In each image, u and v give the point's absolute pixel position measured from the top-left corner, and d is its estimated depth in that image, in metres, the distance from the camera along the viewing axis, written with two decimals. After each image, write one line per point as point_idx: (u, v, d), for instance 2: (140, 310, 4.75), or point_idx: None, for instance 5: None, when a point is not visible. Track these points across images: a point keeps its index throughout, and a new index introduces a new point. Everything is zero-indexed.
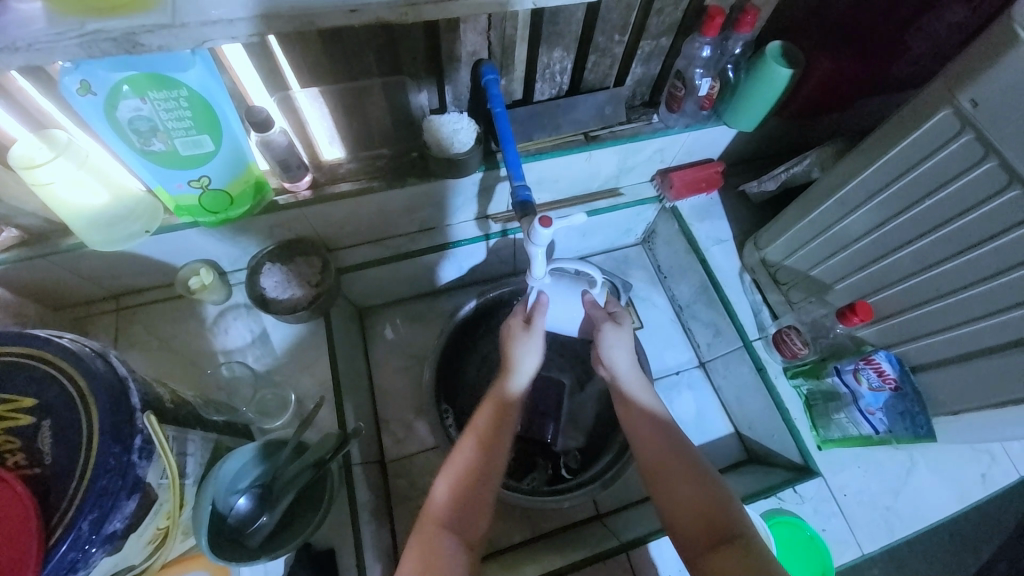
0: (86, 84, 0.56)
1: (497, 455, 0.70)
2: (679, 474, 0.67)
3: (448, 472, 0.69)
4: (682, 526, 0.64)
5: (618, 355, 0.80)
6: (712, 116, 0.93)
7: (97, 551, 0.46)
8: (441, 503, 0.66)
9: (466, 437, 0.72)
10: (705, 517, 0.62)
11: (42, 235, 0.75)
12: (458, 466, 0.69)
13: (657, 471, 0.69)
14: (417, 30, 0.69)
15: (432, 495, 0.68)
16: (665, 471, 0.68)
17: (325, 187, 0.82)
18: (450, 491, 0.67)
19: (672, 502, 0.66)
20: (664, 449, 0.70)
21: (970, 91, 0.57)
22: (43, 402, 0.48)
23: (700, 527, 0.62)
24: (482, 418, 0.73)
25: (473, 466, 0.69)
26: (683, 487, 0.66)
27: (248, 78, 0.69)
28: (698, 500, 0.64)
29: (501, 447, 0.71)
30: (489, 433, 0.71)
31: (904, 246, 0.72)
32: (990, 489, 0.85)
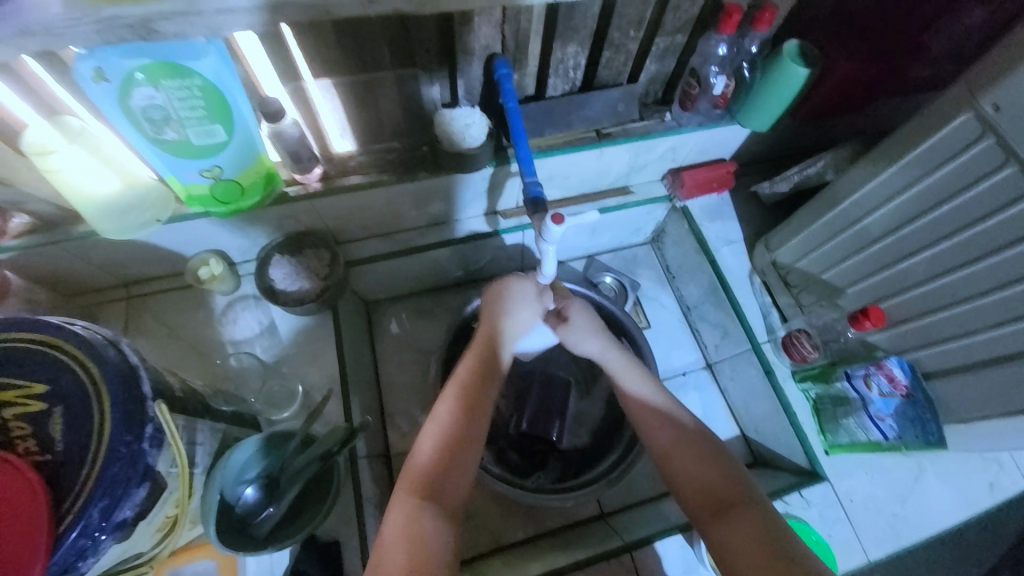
0: (100, 71, 0.56)
1: (480, 399, 0.71)
2: (679, 444, 0.68)
3: (432, 430, 0.68)
4: (684, 494, 0.66)
5: (586, 344, 0.82)
6: (726, 115, 0.92)
7: (106, 539, 0.47)
8: (428, 458, 0.66)
9: (450, 389, 0.72)
10: (707, 484, 0.64)
11: (54, 222, 0.76)
12: (442, 422, 0.69)
13: (656, 443, 0.70)
14: (431, 23, 0.69)
15: (416, 450, 0.67)
16: (665, 442, 0.69)
17: (335, 179, 0.82)
18: (437, 445, 0.67)
19: (673, 471, 0.68)
20: (664, 424, 0.71)
21: (992, 94, 0.55)
22: (56, 389, 0.48)
23: (703, 495, 0.64)
24: (466, 367, 0.74)
25: (457, 413, 0.69)
26: (684, 457, 0.67)
27: (261, 68, 0.69)
28: (699, 469, 0.66)
29: (484, 393, 0.72)
30: (472, 379, 0.72)
31: (920, 251, 0.71)
32: (998, 497, 0.85)
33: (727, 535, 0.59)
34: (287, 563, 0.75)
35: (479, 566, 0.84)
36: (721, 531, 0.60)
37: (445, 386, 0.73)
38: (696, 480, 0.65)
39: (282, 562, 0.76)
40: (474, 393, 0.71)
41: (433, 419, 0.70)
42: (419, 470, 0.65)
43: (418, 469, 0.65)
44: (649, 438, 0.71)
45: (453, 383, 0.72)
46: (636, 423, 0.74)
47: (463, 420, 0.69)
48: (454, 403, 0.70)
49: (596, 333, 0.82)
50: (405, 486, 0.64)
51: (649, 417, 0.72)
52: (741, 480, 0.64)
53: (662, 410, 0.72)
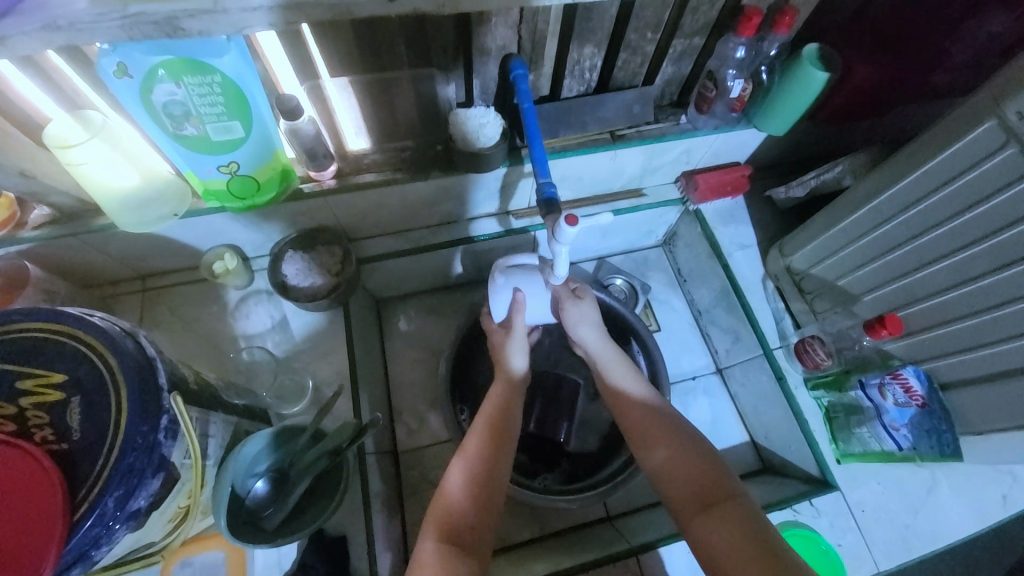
0: (123, 67, 0.57)
1: (507, 441, 0.72)
2: (663, 441, 0.69)
3: (461, 464, 0.69)
4: (669, 490, 0.65)
5: (586, 326, 0.82)
6: (742, 119, 0.91)
7: (120, 528, 0.47)
8: (457, 498, 0.66)
9: (478, 423, 0.73)
10: (691, 480, 0.64)
11: (74, 214, 0.77)
12: (470, 457, 0.70)
13: (641, 442, 0.71)
14: (449, 23, 0.69)
15: (444, 486, 0.67)
16: (650, 442, 0.70)
17: (349, 176, 0.83)
18: (466, 483, 0.67)
19: (659, 470, 0.67)
20: (652, 423, 0.71)
21: (1018, 102, 0.54)
22: (75, 378, 0.49)
23: (688, 492, 0.64)
24: (493, 404, 0.76)
25: (487, 454, 0.70)
26: (668, 456, 0.67)
27: (280, 66, 0.69)
28: (684, 464, 0.66)
29: (510, 435, 0.73)
30: (500, 421, 0.74)
31: (939, 260, 0.70)
32: (1011, 510, 0.83)
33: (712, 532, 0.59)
34: (295, 556, 0.76)
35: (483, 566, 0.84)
36: (704, 527, 0.60)
37: (473, 421, 0.74)
38: (682, 478, 0.65)
39: (289, 556, 0.76)
40: (503, 436, 0.72)
41: (461, 453, 0.71)
42: (448, 508, 0.65)
43: (447, 508, 0.65)
44: (636, 439, 0.72)
45: (480, 422, 0.73)
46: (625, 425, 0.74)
47: (492, 461, 0.70)
48: (483, 441, 0.71)
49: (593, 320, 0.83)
50: (433, 524, 0.64)
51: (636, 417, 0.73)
52: (724, 476, 0.63)
53: (650, 410, 0.73)
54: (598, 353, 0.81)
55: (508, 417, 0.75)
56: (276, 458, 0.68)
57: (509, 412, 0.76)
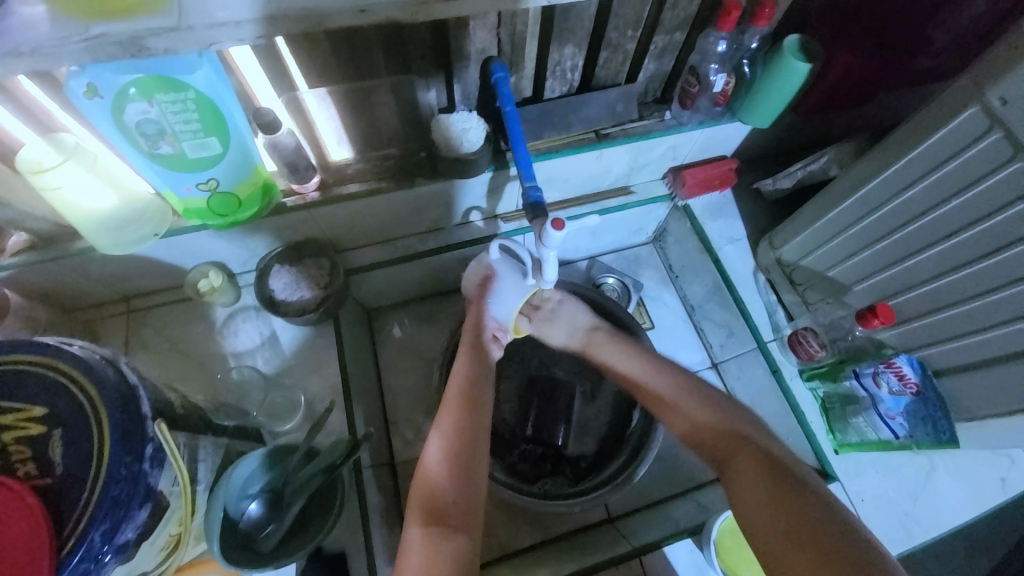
0: (93, 87, 0.55)
1: (477, 414, 0.72)
2: (694, 407, 0.75)
3: (436, 446, 0.69)
4: (705, 449, 0.73)
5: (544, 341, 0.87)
6: (727, 113, 0.91)
7: (109, 561, 0.46)
8: (437, 480, 0.66)
9: (448, 402, 0.72)
10: (717, 435, 0.72)
11: (52, 239, 0.75)
12: (445, 437, 0.69)
13: (674, 413, 0.77)
14: (427, 28, 0.68)
15: (421, 472, 0.67)
16: (684, 409, 0.76)
17: (333, 188, 0.81)
18: (443, 464, 0.67)
19: (692, 432, 0.75)
20: (680, 395, 0.77)
21: (1000, 87, 0.54)
22: (56, 411, 0.48)
23: (716, 447, 0.71)
24: (458, 377, 0.75)
25: (461, 432, 0.70)
26: (699, 418, 0.74)
27: (255, 79, 0.68)
28: (711, 422, 0.73)
29: (478, 406, 0.73)
30: (468, 393, 0.73)
31: (927, 248, 0.70)
32: (1010, 493, 0.83)
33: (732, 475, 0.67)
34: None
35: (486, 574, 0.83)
36: (731, 473, 0.68)
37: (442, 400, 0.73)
38: (713, 438, 0.72)
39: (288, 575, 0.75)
40: (474, 408, 0.72)
41: (435, 434, 0.70)
42: (429, 493, 0.65)
43: (429, 493, 0.65)
44: (669, 411, 0.78)
45: (450, 401, 0.72)
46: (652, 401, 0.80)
47: (467, 438, 0.69)
48: (455, 418, 0.71)
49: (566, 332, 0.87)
50: (416, 512, 0.64)
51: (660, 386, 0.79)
52: (746, 429, 0.71)
53: (667, 380, 0.79)
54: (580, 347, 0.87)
55: (478, 387, 0.74)
56: (271, 477, 0.66)
57: (477, 385, 0.74)
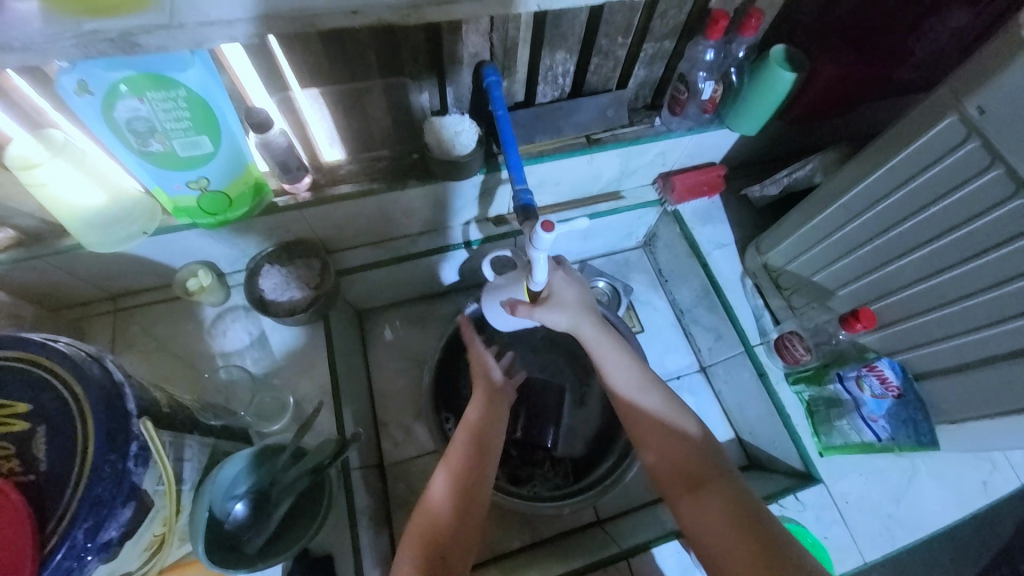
0: (83, 84, 0.55)
1: (485, 458, 0.72)
2: (658, 433, 0.70)
3: (444, 470, 0.70)
4: (661, 479, 0.69)
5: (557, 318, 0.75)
6: (715, 120, 0.92)
7: (92, 560, 0.46)
8: (444, 504, 0.67)
9: (461, 430, 0.74)
10: (677, 466, 0.68)
11: (39, 236, 0.75)
12: (453, 463, 0.70)
13: (639, 440, 0.72)
14: (420, 32, 0.69)
15: (429, 493, 0.68)
16: (649, 438, 0.71)
17: (325, 188, 0.82)
18: (452, 490, 0.68)
19: (662, 463, 0.69)
20: (651, 423, 0.71)
21: (977, 97, 0.56)
22: (39, 407, 0.47)
23: (679, 477, 0.67)
24: (474, 408, 0.77)
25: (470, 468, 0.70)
26: (661, 446, 0.70)
27: (248, 79, 0.68)
28: (689, 449, 0.69)
29: (488, 449, 0.73)
30: (482, 425, 0.74)
31: (908, 253, 0.72)
32: (991, 496, 0.85)
33: (696, 511, 0.64)
34: None
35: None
36: (694, 508, 0.64)
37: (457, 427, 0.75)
38: (675, 467, 0.68)
39: None
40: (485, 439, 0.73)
41: (445, 460, 0.71)
42: (432, 518, 0.66)
43: (432, 519, 0.66)
44: (636, 435, 0.73)
45: (460, 438, 0.73)
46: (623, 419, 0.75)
47: (474, 475, 0.70)
48: (464, 452, 0.71)
49: (569, 307, 0.76)
50: (416, 535, 0.65)
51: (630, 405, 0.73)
52: (710, 457, 0.67)
53: (642, 394, 0.74)
54: (582, 328, 0.77)
55: (491, 418, 0.76)
56: (257, 479, 0.66)
57: (486, 428, 0.74)
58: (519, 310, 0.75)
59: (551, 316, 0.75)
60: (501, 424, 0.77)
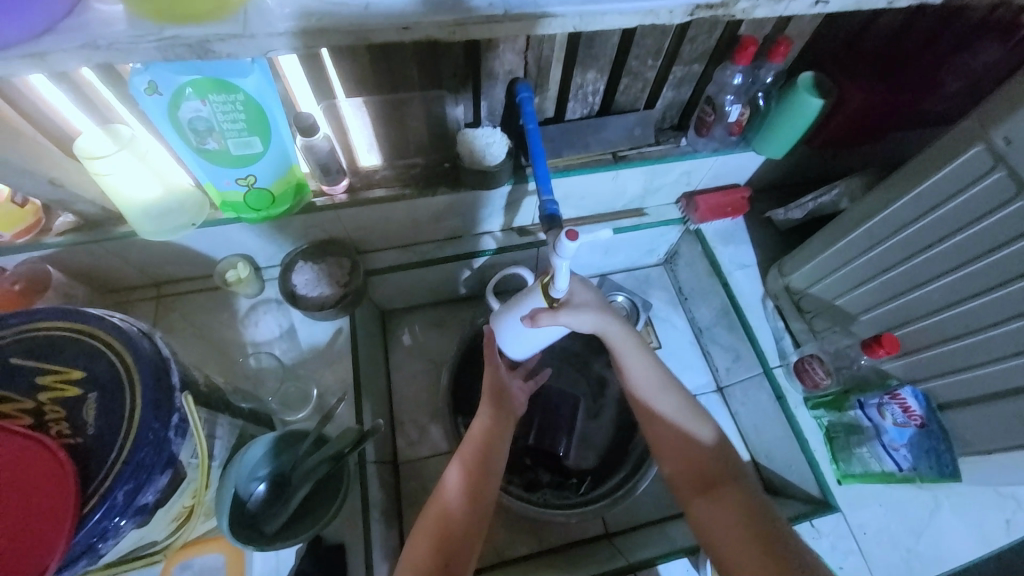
0: (153, 85, 0.61)
1: (489, 467, 0.73)
2: (675, 437, 0.73)
3: (457, 465, 0.73)
4: (676, 481, 0.73)
5: (582, 320, 0.74)
6: (741, 142, 0.94)
7: (126, 523, 0.49)
8: (454, 502, 0.70)
9: (472, 432, 0.76)
10: (693, 469, 0.71)
11: (97, 222, 0.80)
12: (465, 460, 0.73)
13: (656, 443, 0.75)
14: (460, 49, 0.73)
15: (441, 490, 0.71)
16: (665, 442, 0.74)
17: (360, 191, 0.86)
18: (462, 491, 0.71)
19: (679, 463, 0.72)
20: (670, 428, 0.74)
21: (1004, 127, 0.57)
22: (93, 375, 0.51)
23: (694, 479, 0.71)
24: (482, 413, 0.77)
25: (475, 475, 0.72)
26: (677, 450, 0.73)
27: (298, 86, 0.74)
28: (707, 454, 0.71)
29: (493, 458, 0.74)
30: (488, 432, 0.75)
31: (933, 280, 0.71)
32: (1014, 535, 0.82)
33: (709, 514, 0.68)
34: (293, 562, 0.76)
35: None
36: (707, 509, 0.68)
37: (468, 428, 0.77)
38: (689, 470, 0.71)
39: (287, 560, 0.76)
40: (492, 444, 0.75)
41: (458, 456, 0.74)
42: (444, 515, 0.69)
43: (442, 515, 0.69)
44: (653, 439, 0.75)
45: (467, 445, 0.74)
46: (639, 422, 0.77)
47: (481, 477, 0.72)
48: (472, 458, 0.73)
49: (593, 307, 0.75)
50: (430, 528, 0.68)
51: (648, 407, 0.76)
52: (724, 463, 0.70)
53: (665, 393, 0.75)
54: (605, 329, 0.76)
55: (499, 427, 0.77)
56: (278, 464, 0.69)
57: (494, 438, 0.75)
58: (541, 319, 0.72)
59: (576, 317, 0.73)
60: (507, 432, 0.77)
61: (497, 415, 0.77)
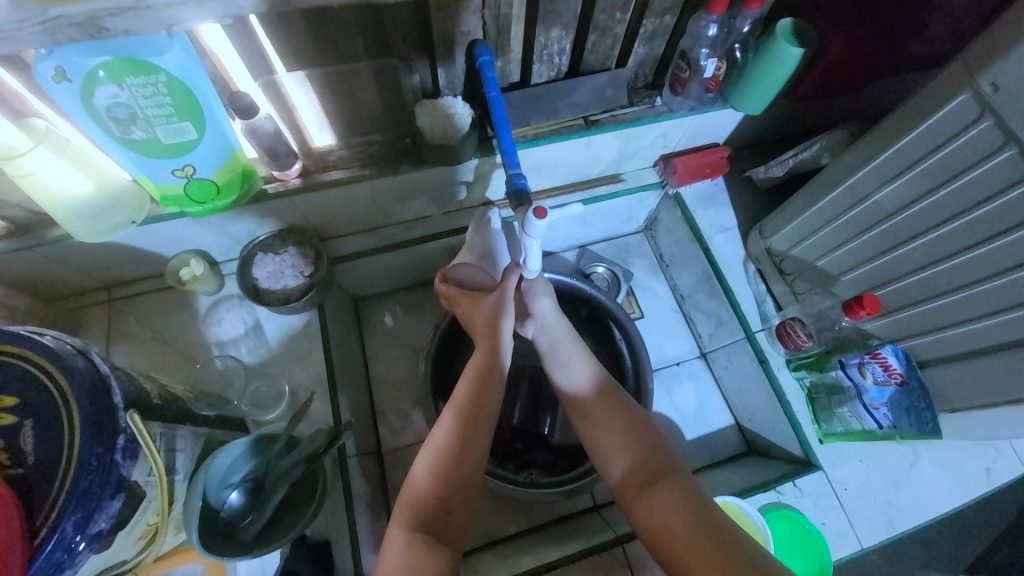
0: (60, 71, 0.54)
1: (479, 425, 0.66)
2: (617, 432, 0.67)
3: (426, 453, 0.65)
4: (618, 482, 0.65)
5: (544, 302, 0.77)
6: (718, 99, 0.89)
7: (84, 550, 0.46)
8: (423, 494, 0.63)
9: (447, 411, 0.67)
10: (635, 466, 0.64)
11: (29, 226, 0.74)
12: (437, 445, 0.65)
13: (597, 443, 0.68)
14: (407, 10, 0.66)
15: (410, 478, 0.65)
16: (607, 439, 0.68)
17: (316, 175, 0.80)
18: (432, 479, 0.63)
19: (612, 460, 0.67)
20: (607, 421, 0.69)
21: (991, 73, 0.53)
22: (26, 400, 0.47)
23: (638, 478, 0.63)
24: (462, 385, 0.69)
25: (458, 440, 0.65)
26: (619, 446, 0.67)
27: (229, 61, 0.66)
28: (638, 450, 0.65)
29: (485, 413, 0.67)
30: (470, 405, 0.67)
31: (915, 238, 0.69)
32: (994, 483, 0.84)
33: (652, 513, 0.59)
34: (278, 563, 0.75)
35: (474, 560, 0.84)
36: (653, 510, 0.60)
37: (443, 407, 0.69)
38: (632, 467, 0.64)
39: (272, 562, 0.76)
40: (474, 419, 0.66)
41: (428, 444, 0.66)
42: (415, 499, 0.63)
43: (412, 502, 0.63)
44: (593, 439, 0.69)
45: (451, 408, 0.67)
46: (579, 422, 0.72)
47: (460, 458, 0.64)
48: (454, 423, 0.66)
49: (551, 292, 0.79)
50: (402, 513, 0.62)
51: (589, 403, 0.71)
52: (666, 457, 0.64)
53: (596, 390, 0.72)
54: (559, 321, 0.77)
55: (486, 394, 0.68)
56: (252, 468, 0.66)
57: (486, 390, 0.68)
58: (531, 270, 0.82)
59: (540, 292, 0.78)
60: (494, 402, 0.68)
61: (482, 383, 0.68)
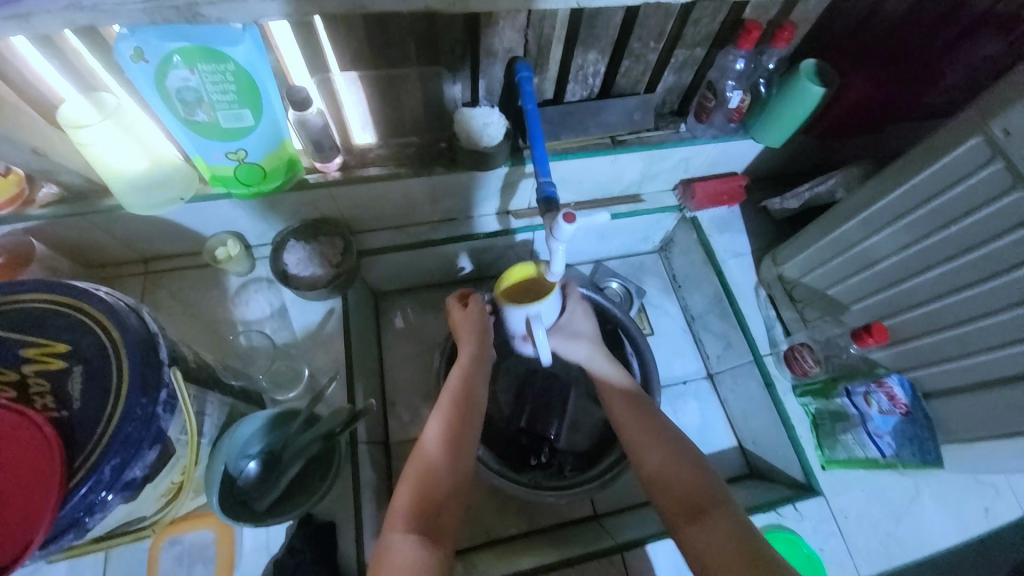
0: (139, 51, 0.58)
1: (473, 403, 0.75)
2: (664, 451, 0.69)
3: (435, 426, 0.71)
4: (661, 494, 0.66)
5: (572, 347, 0.83)
6: (740, 130, 0.93)
7: (114, 498, 0.48)
8: (434, 461, 0.68)
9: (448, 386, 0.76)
10: (683, 489, 0.65)
11: (83, 194, 0.78)
12: (441, 419, 0.72)
13: (642, 457, 0.70)
14: (458, 24, 0.71)
15: (422, 445, 0.69)
16: (648, 447, 0.71)
17: (355, 169, 0.84)
18: (438, 448, 0.69)
19: (656, 473, 0.68)
20: (649, 435, 0.72)
21: (1003, 119, 0.57)
22: (79, 349, 0.50)
23: (681, 497, 0.65)
24: (455, 378, 0.77)
25: (455, 417, 0.72)
26: (661, 458, 0.69)
27: (292, 58, 0.72)
28: (685, 472, 0.67)
29: (475, 398, 0.75)
30: (462, 391, 0.75)
31: (925, 271, 0.72)
32: (992, 523, 0.84)
33: (698, 538, 0.60)
34: (283, 539, 0.76)
35: (472, 557, 0.85)
36: (696, 530, 0.61)
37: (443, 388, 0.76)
38: (676, 483, 0.66)
39: (278, 540, 0.76)
40: (466, 404, 0.74)
41: (433, 418, 0.73)
42: (424, 466, 0.67)
43: (425, 463, 0.67)
44: (633, 444, 0.72)
45: (446, 400, 0.74)
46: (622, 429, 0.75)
47: (459, 436, 0.71)
48: (452, 413, 0.73)
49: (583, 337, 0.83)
50: (413, 474, 0.66)
51: (630, 419, 0.74)
52: (714, 484, 0.65)
53: (640, 408, 0.75)
54: (594, 361, 0.82)
55: (474, 386, 0.76)
56: (270, 441, 0.69)
57: (471, 389, 0.76)
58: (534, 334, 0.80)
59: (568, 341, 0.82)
60: (480, 395, 0.76)
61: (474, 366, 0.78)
